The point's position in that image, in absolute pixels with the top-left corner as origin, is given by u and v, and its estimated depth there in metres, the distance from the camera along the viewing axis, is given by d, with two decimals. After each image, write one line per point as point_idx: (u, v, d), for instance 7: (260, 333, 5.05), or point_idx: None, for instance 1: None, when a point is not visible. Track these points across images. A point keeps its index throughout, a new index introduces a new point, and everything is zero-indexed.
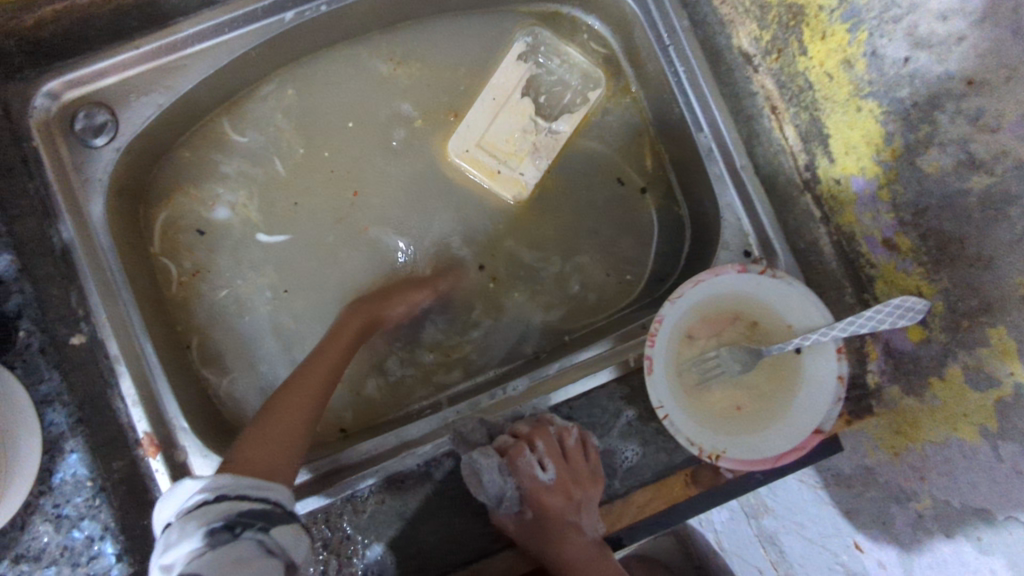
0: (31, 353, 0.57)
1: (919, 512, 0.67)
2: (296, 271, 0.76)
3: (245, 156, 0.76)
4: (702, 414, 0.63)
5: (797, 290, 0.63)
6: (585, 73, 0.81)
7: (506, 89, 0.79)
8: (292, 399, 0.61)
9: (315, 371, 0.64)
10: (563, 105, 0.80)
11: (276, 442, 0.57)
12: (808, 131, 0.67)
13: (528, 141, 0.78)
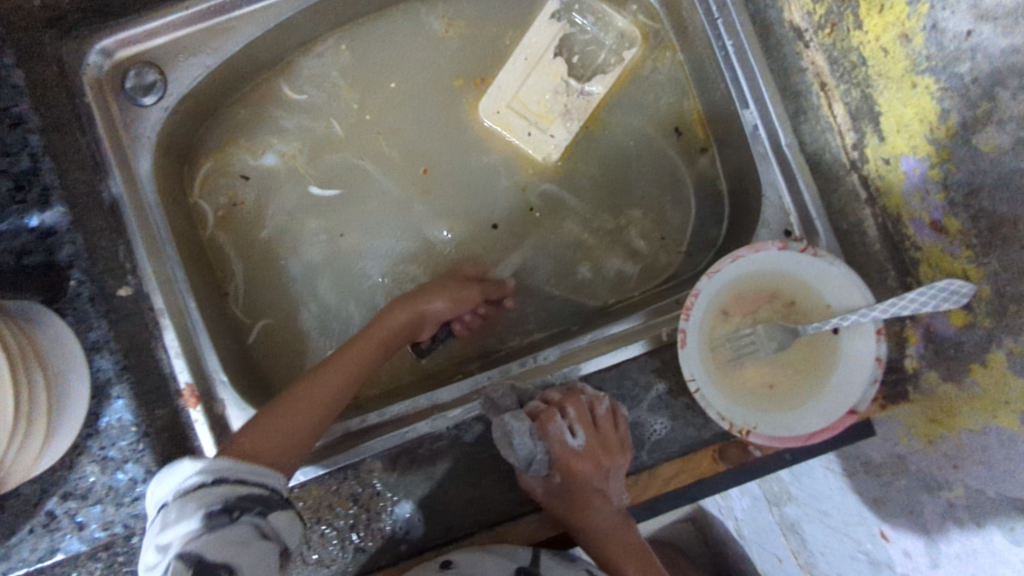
0: (81, 301, 0.59)
1: (951, 501, 0.67)
2: (333, 232, 0.77)
3: (306, 111, 0.77)
4: (735, 390, 0.63)
5: (838, 270, 0.62)
6: (620, 32, 0.80)
7: (540, 48, 0.78)
8: (321, 390, 0.62)
9: (350, 366, 0.65)
10: (596, 65, 0.79)
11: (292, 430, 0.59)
12: (858, 109, 0.65)
13: (559, 103, 0.78)
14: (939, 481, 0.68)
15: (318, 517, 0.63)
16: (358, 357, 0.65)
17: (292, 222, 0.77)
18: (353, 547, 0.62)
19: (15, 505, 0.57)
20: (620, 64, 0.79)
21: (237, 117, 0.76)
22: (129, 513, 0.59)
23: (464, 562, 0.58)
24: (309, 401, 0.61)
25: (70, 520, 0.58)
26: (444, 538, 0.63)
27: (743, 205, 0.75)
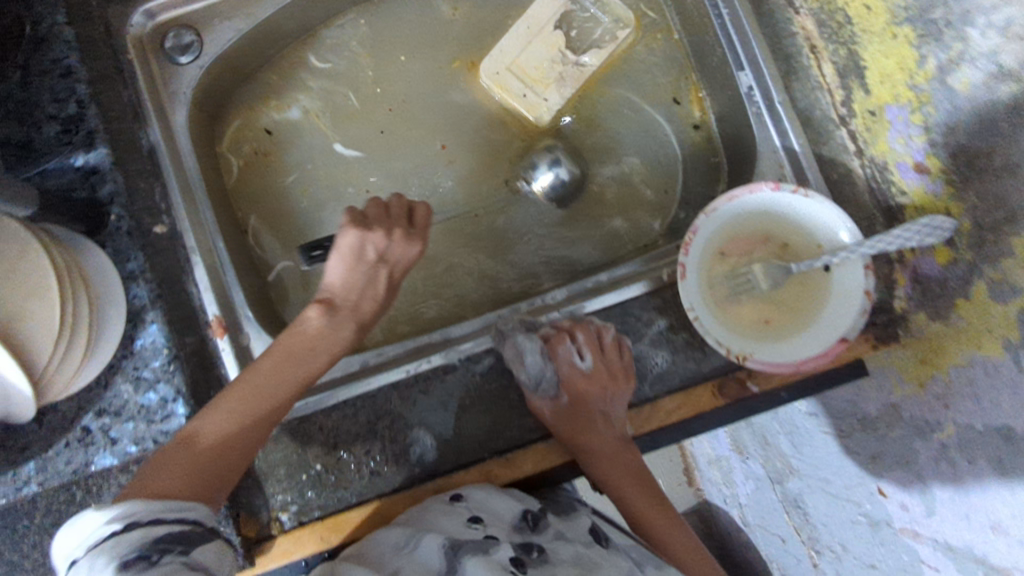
0: (120, 235, 0.63)
1: (942, 441, 0.70)
2: (333, 192, 0.79)
3: (331, 76, 0.80)
4: (732, 323, 0.66)
5: (829, 209, 0.65)
6: (616, 16, 0.81)
7: (541, 19, 0.79)
8: (242, 419, 0.53)
9: (274, 389, 0.55)
10: (592, 40, 0.80)
11: (197, 468, 0.51)
12: (845, 67, 0.69)
13: (555, 71, 0.79)
14: (931, 423, 0.71)
15: (335, 442, 0.66)
16: (281, 376, 0.55)
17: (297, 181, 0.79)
18: (370, 470, 0.66)
19: (53, 420, 0.61)
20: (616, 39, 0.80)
21: (250, 80, 0.78)
22: (160, 430, 0.62)
23: (472, 499, 0.62)
24: (228, 433, 0.52)
25: (104, 436, 0.62)
26: (456, 462, 0.67)
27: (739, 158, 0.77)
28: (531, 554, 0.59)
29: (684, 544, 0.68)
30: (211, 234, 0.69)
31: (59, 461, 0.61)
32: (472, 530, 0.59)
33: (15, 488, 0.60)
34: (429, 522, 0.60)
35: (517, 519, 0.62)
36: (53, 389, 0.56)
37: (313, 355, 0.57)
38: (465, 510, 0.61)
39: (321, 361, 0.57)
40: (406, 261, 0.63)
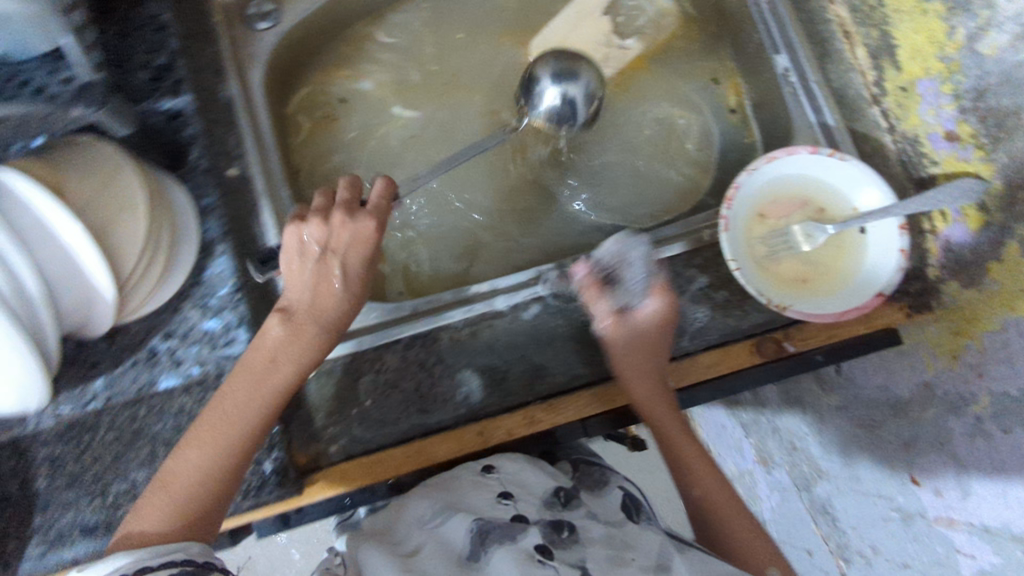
0: (199, 173, 0.67)
1: (977, 415, 0.71)
2: (384, 158, 0.82)
3: (392, 50, 0.86)
4: (771, 280, 0.69)
5: (866, 173, 0.68)
6: (660, 7, 0.89)
7: (592, 3, 0.82)
8: (206, 448, 0.56)
9: (233, 414, 0.57)
10: (635, 27, 0.87)
11: (176, 495, 0.55)
12: (878, 48, 0.74)
13: (600, 52, 0.83)
14: (966, 397, 0.72)
15: (387, 379, 0.69)
16: (239, 398, 0.58)
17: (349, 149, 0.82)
18: (417, 409, 0.68)
19: (124, 340, 0.65)
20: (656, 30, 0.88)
21: (314, 54, 0.84)
22: (223, 354, 0.65)
23: (505, 473, 0.67)
24: (196, 465, 0.56)
25: (170, 358, 0.65)
26: (502, 404, 0.69)
27: (776, 135, 0.79)
28: (559, 534, 0.64)
29: (723, 498, 0.69)
30: (276, 183, 0.73)
31: (127, 379, 0.64)
32: (503, 507, 0.65)
33: (84, 403, 0.64)
34: (463, 497, 0.65)
35: (550, 495, 0.68)
36: (127, 303, 0.60)
37: (267, 372, 0.59)
38: (496, 483, 0.66)
39: (278, 376, 0.59)
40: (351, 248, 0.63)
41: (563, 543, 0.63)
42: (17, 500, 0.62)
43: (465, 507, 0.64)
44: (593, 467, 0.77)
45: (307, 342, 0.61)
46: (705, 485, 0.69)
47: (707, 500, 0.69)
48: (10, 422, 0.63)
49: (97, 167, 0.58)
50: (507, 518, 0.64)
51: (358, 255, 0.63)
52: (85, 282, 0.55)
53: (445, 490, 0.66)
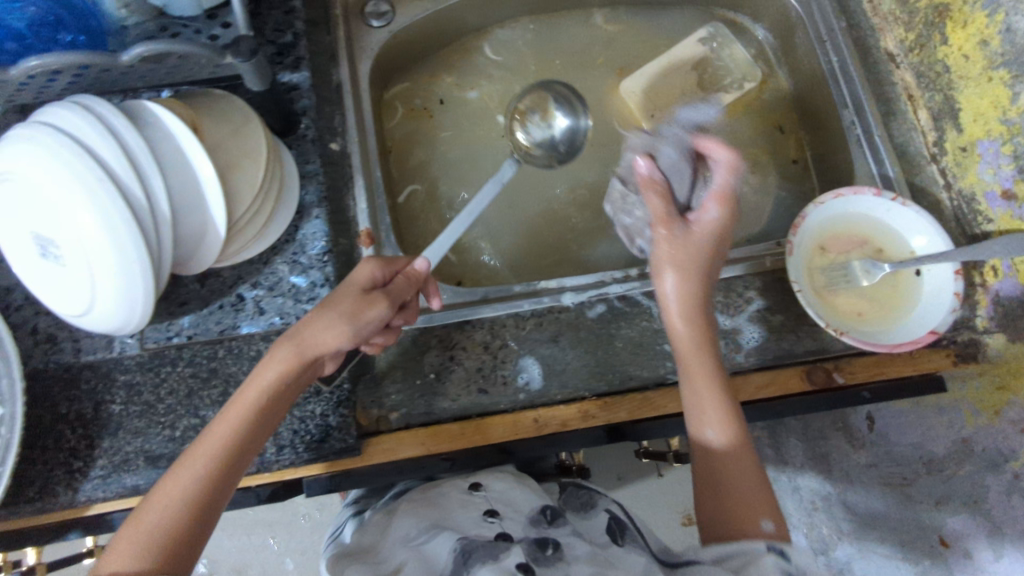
0: (307, 141, 0.73)
1: (1017, 472, 0.76)
2: (470, 163, 0.90)
3: (486, 62, 0.93)
4: (828, 309, 0.73)
5: (925, 219, 0.72)
6: (745, 69, 0.92)
7: (681, 58, 0.89)
8: (177, 477, 0.52)
9: (206, 440, 0.53)
10: (722, 83, 0.91)
11: (151, 529, 0.50)
12: (941, 110, 0.79)
13: (684, 101, 0.89)
14: (1005, 454, 0.77)
15: (452, 356, 0.71)
16: (214, 425, 0.54)
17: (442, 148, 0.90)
18: (478, 388, 0.70)
19: (213, 284, 0.68)
20: (743, 86, 0.92)
21: (416, 61, 0.91)
22: (307, 309, 0.68)
23: (491, 491, 0.67)
24: (166, 494, 0.51)
25: (255, 305, 0.68)
26: (559, 395, 0.71)
27: (836, 182, 0.86)
28: (544, 551, 0.57)
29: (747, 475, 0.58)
30: (372, 164, 0.79)
31: (211, 319, 0.67)
32: (489, 524, 0.61)
33: (167, 336, 0.66)
34: (450, 513, 0.63)
35: (535, 513, 0.63)
36: (230, 247, 0.64)
37: (241, 392, 0.55)
38: (483, 501, 0.65)
39: (251, 394, 0.55)
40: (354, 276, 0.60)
41: (546, 560, 0.56)
42: (90, 420, 0.63)
43: (452, 526, 0.61)
44: (582, 490, 0.72)
45: (280, 357, 0.56)
46: (729, 454, 0.59)
47: (727, 473, 0.59)
48: (94, 346, 0.65)
49: (227, 118, 0.64)
50: (490, 535, 0.59)
51: (347, 293, 0.58)
52: (203, 216, 0.60)
53: (435, 508, 0.65)
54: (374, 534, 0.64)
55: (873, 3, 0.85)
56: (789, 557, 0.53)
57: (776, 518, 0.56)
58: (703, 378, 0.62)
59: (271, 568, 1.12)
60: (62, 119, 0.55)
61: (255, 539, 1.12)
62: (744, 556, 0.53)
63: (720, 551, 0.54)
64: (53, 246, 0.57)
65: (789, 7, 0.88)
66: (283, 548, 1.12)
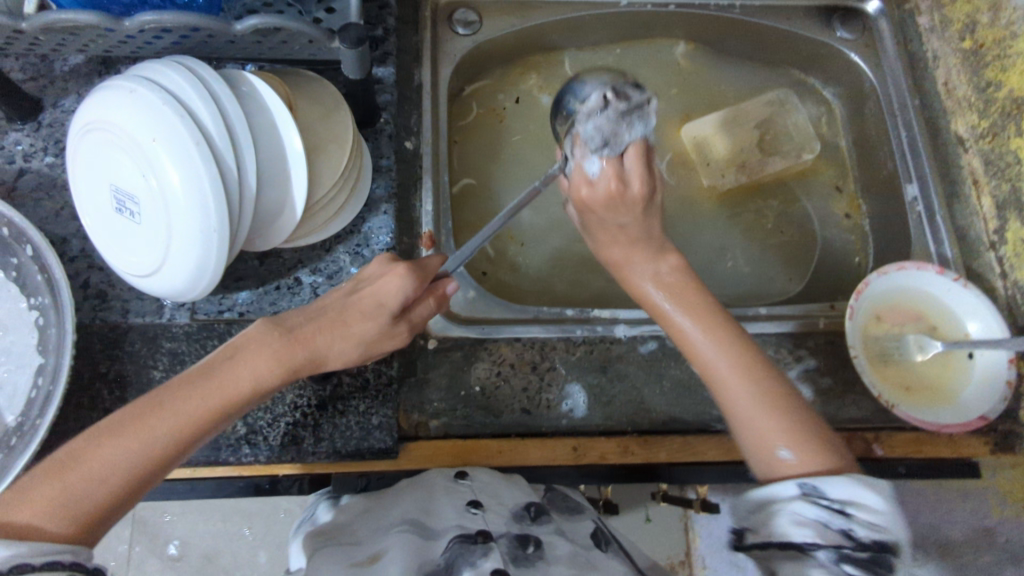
0: (383, 135, 0.73)
1: None
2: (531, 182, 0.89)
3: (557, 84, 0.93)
4: (879, 379, 0.73)
5: (983, 304, 0.73)
6: (811, 137, 0.92)
7: (748, 113, 0.92)
8: (122, 440, 0.46)
9: (168, 412, 0.48)
10: (781, 149, 0.91)
11: (83, 483, 0.45)
12: (1005, 200, 0.79)
13: (741, 156, 0.90)
14: None
15: (500, 371, 0.70)
16: (179, 392, 0.49)
17: (503, 163, 0.89)
18: (522, 408, 0.69)
19: (272, 264, 0.67)
20: (802, 157, 0.90)
21: (490, 72, 0.91)
22: None
23: (477, 481, 0.61)
24: (105, 456, 0.45)
25: (311, 292, 0.67)
26: (600, 427, 0.70)
27: (889, 255, 0.86)
28: (524, 550, 0.52)
29: (789, 411, 0.52)
30: (440, 166, 0.78)
31: (266, 299, 0.66)
32: (470, 516, 0.55)
33: (219, 310, 0.65)
34: (433, 505, 0.57)
35: (519, 508, 0.57)
36: (299, 229, 0.64)
37: (225, 370, 0.50)
38: (467, 492, 0.59)
39: (236, 380, 0.50)
40: (382, 287, 0.56)
41: (526, 562, 0.51)
42: (129, 383, 0.62)
43: (432, 522, 0.54)
44: (569, 496, 0.64)
45: (280, 351, 0.52)
46: (746, 399, 0.53)
47: (752, 419, 0.52)
48: (143, 308, 0.64)
49: (319, 101, 0.64)
50: (471, 528, 0.53)
51: (372, 317, 0.55)
52: (282, 195, 0.59)
53: (416, 497, 0.58)
54: (350, 514, 0.58)
55: (948, 85, 0.85)
56: (824, 492, 0.45)
57: (813, 451, 0.49)
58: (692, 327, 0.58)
59: (243, 561, 0.99)
60: (163, 75, 0.54)
61: (229, 527, 1.00)
62: (773, 497, 0.47)
63: (752, 501, 0.48)
64: (133, 202, 0.56)
65: (863, 78, 0.89)
66: (258, 541, 1.00)
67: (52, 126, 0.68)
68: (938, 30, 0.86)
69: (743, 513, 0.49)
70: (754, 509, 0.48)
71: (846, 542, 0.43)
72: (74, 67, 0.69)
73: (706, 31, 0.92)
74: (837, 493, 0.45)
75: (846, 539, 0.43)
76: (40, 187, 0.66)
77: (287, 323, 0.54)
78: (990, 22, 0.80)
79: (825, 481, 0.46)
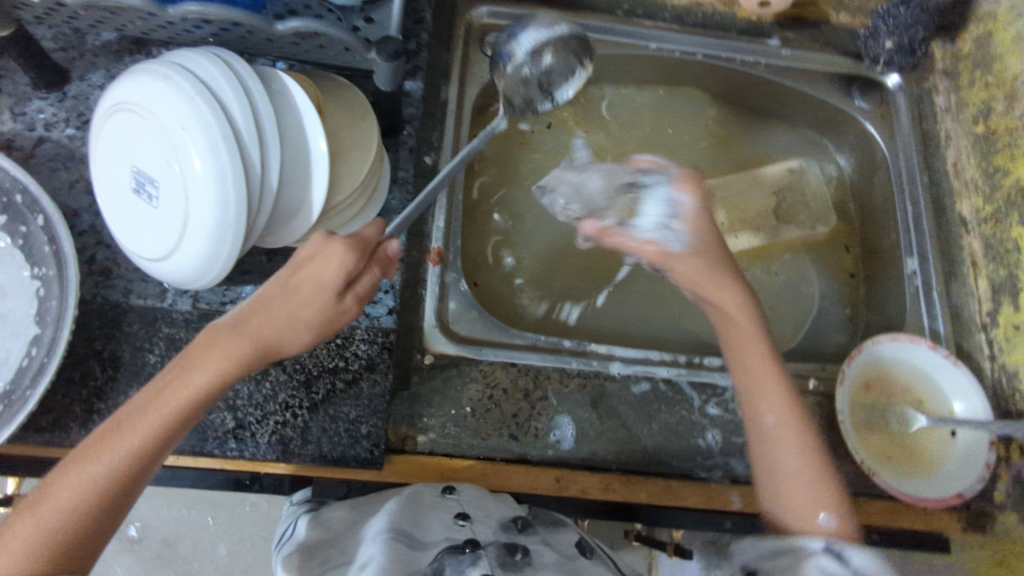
0: (404, 148, 0.73)
1: None
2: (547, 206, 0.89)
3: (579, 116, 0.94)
4: (865, 447, 0.74)
5: (970, 384, 0.74)
6: (824, 212, 0.95)
7: (768, 180, 0.95)
8: (87, 469, 0.47)
9: (126, 432, 0.48)
10: (796, 219, 0.94)
11: (54, 517, 0.46)
12: (1001, 284, 0.80)
13: (756, 221, 0.93)
14: None
15: (491, 394, 0.70)
16: (136, 410, 0.49)
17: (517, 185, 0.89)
18: (508, 434, 0.69)
19: (281, 262, 0.67)
20: (816, 229, 0.94)
21: None
22: (365, 311, 0.67)
23: (465, 495, 0.62)
24: (74, 486, 0.46)
25: None
26: (585, 461, 0.70)
27: (882, 324, 0.88)
28: (513, 557, 0.52)
29: (825, 480, 0.57)
30: (457, 185, 0.78)
31: None
32: (459, 528, 0.55)
33: (221, 301, 0.65)
34: (419, 516, 0.57)
35: (506, 520, 0.58)
36: (313, 230, 0.64)
37: (175, 379, 0.50)
38: (455, 506, 0.59)
39: (185, 387, 0.50)
40: (323, 265, 0.53)
41: (514, 567, 0.51)
42: (122, 364, 0.62)
43: (419, 533, 0.54)
44: (548, 513, 0.64)
45: (224, 348, 0.51)
46: (796, 462, 0.57)
47: (795, 481, 0.57)
48: (146, 291, 0.64)
49: (348, 107, 0.65)
50: (460, 539, 0.53)
51: (315, 297, 0.53)
52: (301, 195, 0.59)
53: (405, 507, 0.59)
54: (337, 526, 0.59)
55: (957, 166, 0.87)
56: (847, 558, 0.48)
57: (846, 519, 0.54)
58: (769, 371, 0.61)
59: (202, 549, 0.97)
60: (198, 65, 0.55)
61: (193, 515, 0.97)
62: (797, 554, 0.51)
63: (773, 548, 0.53)
64: (152, 185, 0.56)
65: (876, 148, 0.91)
66: (220, 532, 0.98)
67: (76, 99, 0.68)
68: (953, 111, 0.88)
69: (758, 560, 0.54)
70: (772, 554, 0.53)
71: None
72: (106, 43, 0.69)
73: (728, 84, 0.94)
74: (859, 561, 0.48)
75: None
76: (58, 158, 0.66)
77: (237, 314, 0.53)
78: (1004, 111, 0.82)
79: (851, 549, 0.49)
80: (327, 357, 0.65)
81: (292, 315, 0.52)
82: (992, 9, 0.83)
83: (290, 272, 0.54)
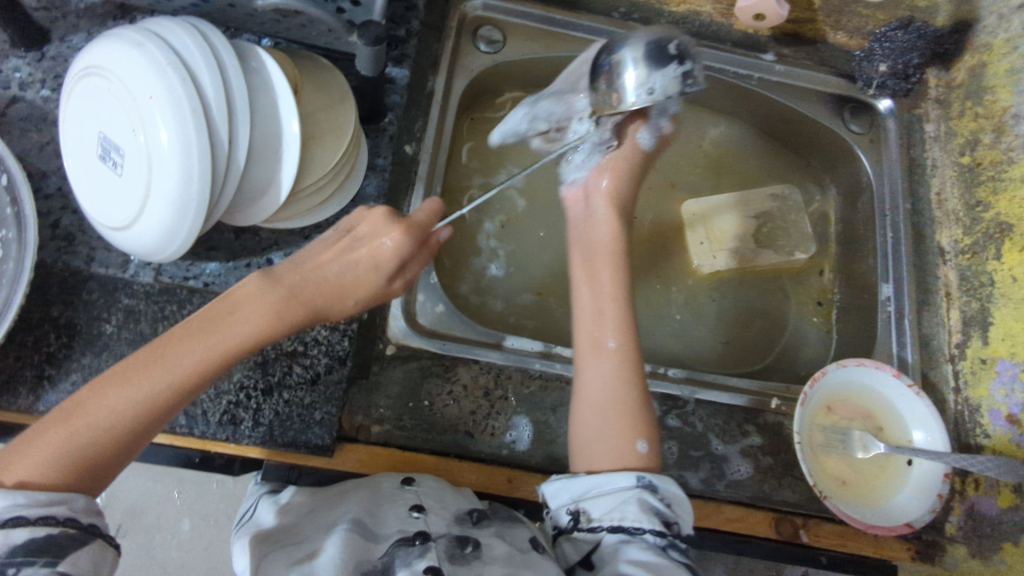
0: (383, 135, 0.73)
1: None
2: (529, 205, 0.89)
3: None
4: (820, 471, 0.74)
5: (929, 414, 0.74)
6: (805, 239, 0.93)
7: (752, 203, 0.92)
8: (123, 393, 0.47)
9: (168, 362, 0.48)
10: (777, 244, 0.92)
11: (88, 433, 0.46)
12: (973, 317, 0.80)
13: (735, 243, 0.91)
14: None
15: (451, 390, 0.70)
16: (179, 342, 0.49)
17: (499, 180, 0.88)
18: (464, 430, 0.70)
19: (247, 241, 0.66)
20: (794, 254, 0.92)
21: (506, 91, 0.91)
22: None
23: (423, 487, 0.61)
24: (111, 406, 0.46)
25: None
26: (539, 462, 0.70)
27: (853, 347, 0.88)
28: (462, 549, 0.52)
29: (636, 410, 0.60)
30: (435, 176, 0.78)
31: (233, 275, 0.65)
32: (413, 520, 0.55)
33: (185, 276, 0.64)
34: (374, 508, 0.56)
35: (462, 512, 0.57)
36: (280, 212, 0.63)
37: (224, 325, 0.50)
38: (411, 499, 0.58)
39: (235, 336, 0.50)
40: (376, 252, 0.54)
41: (462, 561, 0.51)
42: (79, 333, 0.61)
43: (372, 524, 0.54)
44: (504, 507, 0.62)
45: (279, 312, 0.51)
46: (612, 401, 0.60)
47: (599, 412, 0.60)
48: (109, 260, 0.63)
49: (327, 90, 0.65)
50: (412, 532, 0.53)
51: (368, 277, 0.54)
52: (269, 175, 0.59)
53: (362, 498, 0.58)
54: (294, 516, 0.57)
55: (941, 195, 0.86)
56: (656, 487, 0.55)
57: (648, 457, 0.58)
58: (606, 310, 0.65)
59: (165, 522, 0.93)
60: (173, 34, 0.54)
61: (159, 488, 0.94)
62: (613, 486, 0.55)
63: (591, 484, 0.56)
64: (118, 154, 0.56)
65: (862, 175, 0.91)
66: (184, 508, 0.93)
67: (54, 60, 0.67)
68: (941, 140, 0.87)
69: (572, 497, 0.56)
70: (587, 492, 0.56)
71: (668, 531, 0.53)
72: (89, 6, 0.68)
73: (719, 96, 0.94)
74: (665, 491, 0.55)
75: (668, 529, 0.53)
76: (30, 118, 0.66)
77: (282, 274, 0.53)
78: (991, 143, 0.81)
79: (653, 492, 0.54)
80: (287, 340, 0.65)
81: (343, 290, 0.54)
82: (988, 39, 0.82)
83: (348, 245, 0.55)
